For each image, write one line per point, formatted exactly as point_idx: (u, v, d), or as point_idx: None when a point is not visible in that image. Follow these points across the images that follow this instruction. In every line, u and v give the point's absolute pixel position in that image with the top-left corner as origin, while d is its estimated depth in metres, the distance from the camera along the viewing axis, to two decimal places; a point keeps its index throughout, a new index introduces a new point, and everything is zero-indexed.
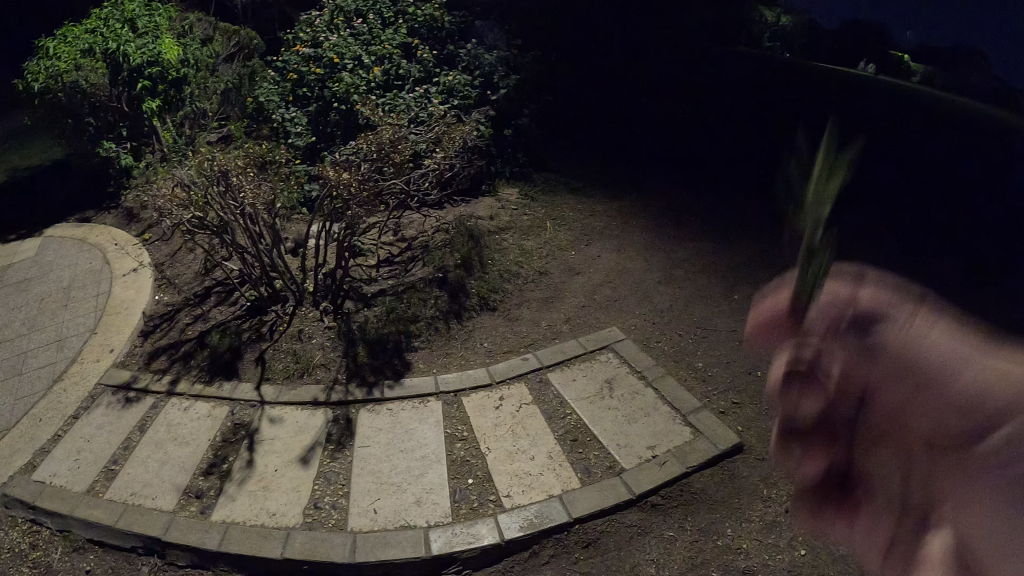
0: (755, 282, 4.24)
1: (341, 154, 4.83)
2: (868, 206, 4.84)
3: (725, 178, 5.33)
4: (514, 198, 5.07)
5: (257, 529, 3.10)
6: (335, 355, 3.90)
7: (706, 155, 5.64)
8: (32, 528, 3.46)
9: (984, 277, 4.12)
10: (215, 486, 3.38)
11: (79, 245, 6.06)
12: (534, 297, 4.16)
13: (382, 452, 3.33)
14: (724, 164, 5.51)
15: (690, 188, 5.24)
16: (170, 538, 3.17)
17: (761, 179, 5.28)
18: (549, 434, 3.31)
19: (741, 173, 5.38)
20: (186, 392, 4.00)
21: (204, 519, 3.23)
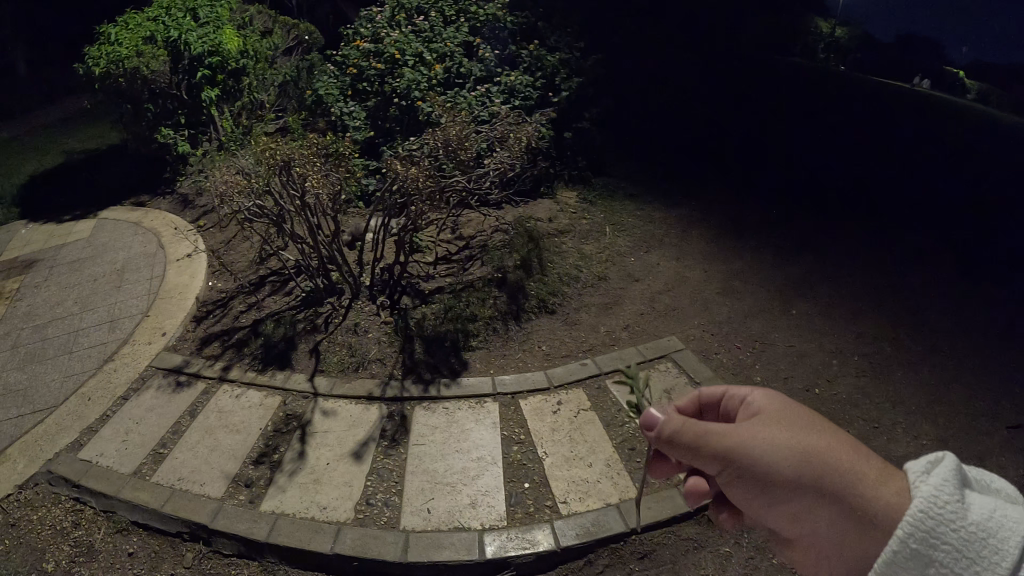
0: (815, 298, 4.13)
1: (405, 153, 4.83)
2: (935, 224, 4.67)
3: (783, 187, 5.24)
4: (572, 202, 5.02)
5: (307, 522, 3.08)
6: (391, 350, 3.85)
7: (766, 166, 5.52)
8: (76, 506, 3.48)
9: None
10: (265, 477, 3.39)
11: (133, 229, 6.13)
12: (593, 302, 4.08)
13: (436, 451, 3.27)
14: (782, 173, 5.41)
15: (748, 197, 5.16)
16: (217, 525, 3.17)
17: (819, 189, 5.17)
18: (607, 441, 3.21)
19: (799, 182, 5.28)
20: (239, 380, 4.01)
21: (252, 508, 3.23)
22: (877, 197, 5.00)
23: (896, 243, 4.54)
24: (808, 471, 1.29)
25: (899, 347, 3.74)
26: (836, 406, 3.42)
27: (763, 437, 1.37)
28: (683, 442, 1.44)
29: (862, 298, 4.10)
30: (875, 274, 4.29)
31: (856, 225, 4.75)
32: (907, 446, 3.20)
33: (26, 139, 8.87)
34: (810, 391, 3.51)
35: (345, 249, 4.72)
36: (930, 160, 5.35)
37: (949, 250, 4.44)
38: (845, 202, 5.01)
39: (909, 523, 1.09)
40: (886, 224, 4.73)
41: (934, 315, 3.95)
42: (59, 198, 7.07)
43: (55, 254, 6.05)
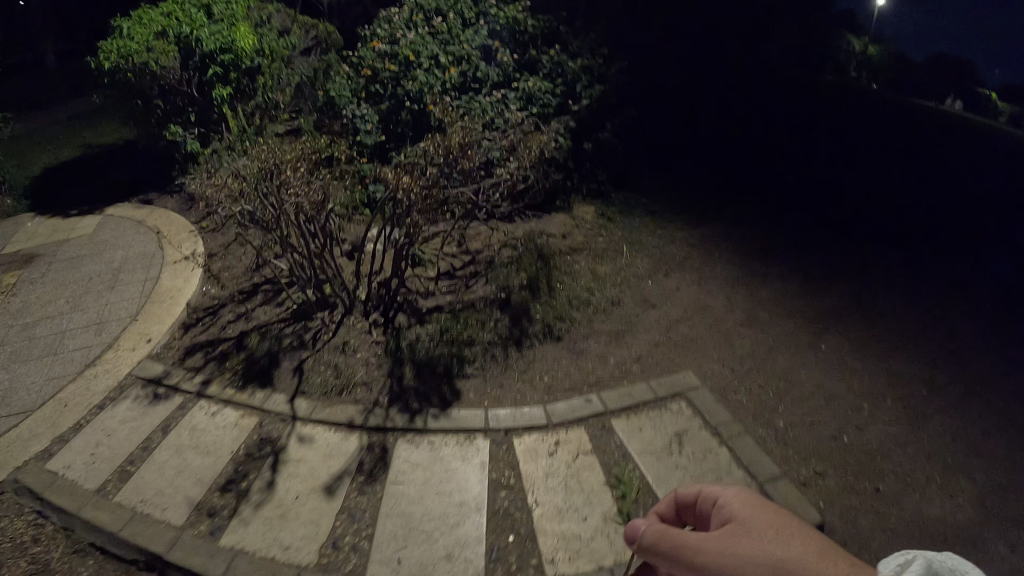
0: (846, 333, 3.71)
1: (407, 161, 4.54)
2: (982, 255, 4.24)
3: (816, 209, 4.84)
4: (589, 217, 4.67)
5: (266, 563, 2.76)
6: (379, 374, 3.52)
7: (803, 187, 5.10)
8: (37, 520, 3.18)
9: None
10: (230, 507, 3.08)
11: (137, 227, 5.90)
12: (603, 329, 3.71)
13: (416, 492, 2.93)
14: (816, 193, 5.00)
15: (778, 219, 4.76)
16: (172, 557, 2.86)
17: (856, 212, 4.75)
18: (607, 491, 2.82)
19: (835, 204, 4.87)
20: (217, 396, 3.71)
21: (211, 541, 2.91)
22: (920, 222, 4.58)
23: (940, 275, 4.10)
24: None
25: (936, 392, 3.31)
26: (864, 458, 3.00)
27: (741, 549, 1.14)
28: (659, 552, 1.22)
29: (901, 335, 3.67)
30: (915, 308, 3.86)
31: (896, 253, 4.33)
32: (942, 507, 2.77)
33: (46, 131, 8.74)
34: (837, 440, 3.09)
35: (343, 259, 4.42)
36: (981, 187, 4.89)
37: (998, 287, 3.98)
38: (886, 228, 4.57)
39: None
40: (930, 254, 4.29)
41: (978, 356, 3.51)
42: (69, 191, 6.89)
43: (56, 249, 5.83)
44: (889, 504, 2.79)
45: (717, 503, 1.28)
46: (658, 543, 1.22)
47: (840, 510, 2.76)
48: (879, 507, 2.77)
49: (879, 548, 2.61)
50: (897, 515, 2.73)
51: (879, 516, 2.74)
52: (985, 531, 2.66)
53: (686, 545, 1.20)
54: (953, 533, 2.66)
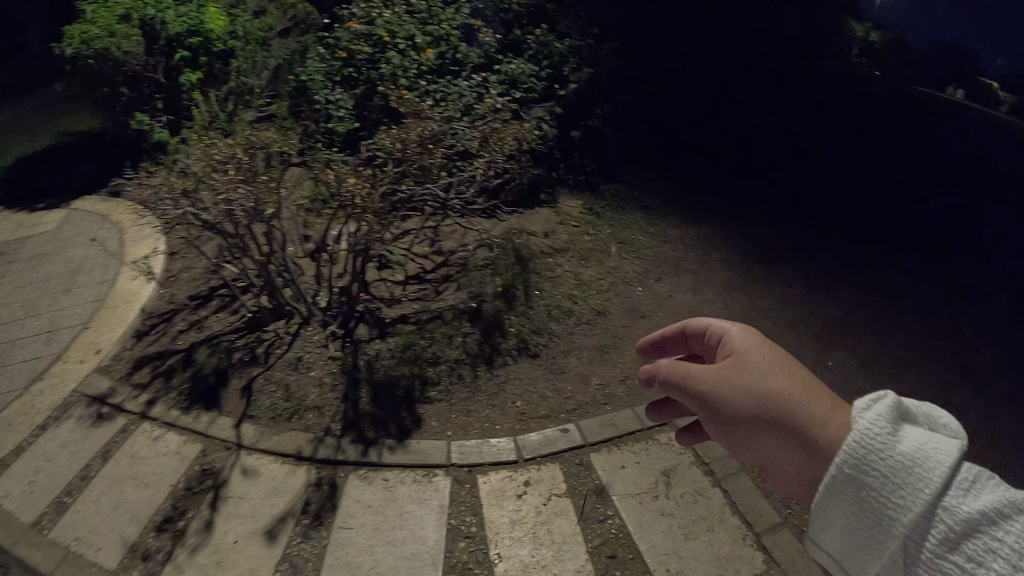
0: (856, 348, 3.34)
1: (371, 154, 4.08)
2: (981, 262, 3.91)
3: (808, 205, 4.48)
4: (576, 212, 4.29)
5: None
6: (334, 397, 3.12)
7: (815, 183, 4.69)
8: None
9: None
10: (165, 549, 2.66)
11: (101, 225, 5.47)
12: (586, 345, 3.33)
13: (365, 540, 2.56)
14: (809, 189, 4.65)
15: (771, 215, 4.39)
16: None
17: (849, 210, 4.40)
18: (581, 544, 2.46)
19: (828, 199, 4.52)
20: (161, 418, 3.24)
21: None
22: (916, 224, 4.23)
23: (964, 288, 3.74)
24: (787, 427, 1.09)
25: (955, 420, 2.96)
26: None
27: (741, 391, 1.16)
28: (672, 387, 1.27)
29: (918, 354, 3.30)
30: (935, 326, 3.48)
31: (916, 261, 3.94)
32: None
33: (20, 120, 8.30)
34: None
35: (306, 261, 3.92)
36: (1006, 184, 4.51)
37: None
38: (904, 230, 4.19)
39: (843, 455, 0.95)
40: (952, 263, 3.92)
41: (1001, 381, 3.15)
42: (33, 184, 6.53)
43: (16, 250, 5.36)
44: None
45: (731, 338, 1.26)
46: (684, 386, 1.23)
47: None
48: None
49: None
50: None
51: None
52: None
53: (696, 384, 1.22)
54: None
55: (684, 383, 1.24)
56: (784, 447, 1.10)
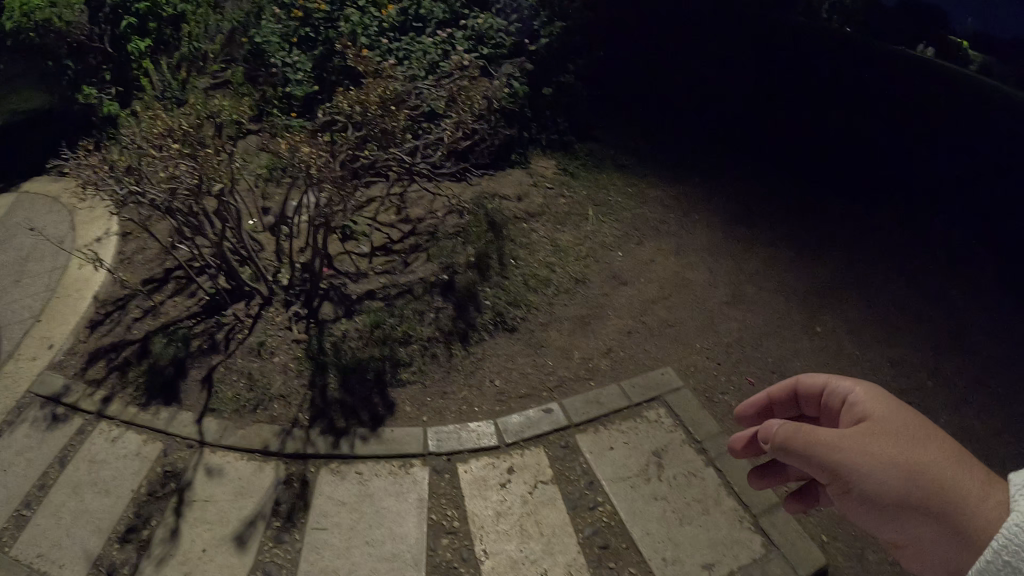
0: (844, 313, 3.29)
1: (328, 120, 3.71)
2: (945, 222, 3.85)
3: (783, 157, 4.33)
4: (549, 172, 3.98)
5: None
6: (299, 383, 2.81)
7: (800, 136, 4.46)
8: None
9: None
10: (131, 563, 2.35)
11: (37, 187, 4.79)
12: (567, 315, 3.11)
13: (342, 541, 2.33)
14: (783, 138, 4.47)
15: (748, 168, 4.24)
16: None
17: (821, 163, 4.27)
18: (570, 534, 2.32)
19: (802, 150, 4.36)
20: (118, 416, 2.82)
21: None
22: (884, 177, 4.14)
23: (956, 257, 3.65)
24: (930, 491, 1.27)
25: (939, 395, 2.95)
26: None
27: (879, 452, 1.33)
28: (793, 447, 1.40)
29: (913, 329, 3.23)
30: (927, 296, 3.40)
31: (905, 226, 3.82)
32: None
33: None
34: None
35: (264, 236, 3.55)
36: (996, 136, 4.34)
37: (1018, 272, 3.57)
38: (893, 192, 4.04)
39: (1001, 540, 1.04)
40: (942, 228, 3.81)
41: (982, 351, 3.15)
42: None
43: None
44: None
45: (856, 403, 1.47)
46: (812, 447, 1.37)
47: (847, 544, 2.36)
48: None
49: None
50: None
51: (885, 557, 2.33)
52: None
53: (823, 444, 1.37)
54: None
55: (810, 445, 1.37)
56: (922, 516, 1.27)
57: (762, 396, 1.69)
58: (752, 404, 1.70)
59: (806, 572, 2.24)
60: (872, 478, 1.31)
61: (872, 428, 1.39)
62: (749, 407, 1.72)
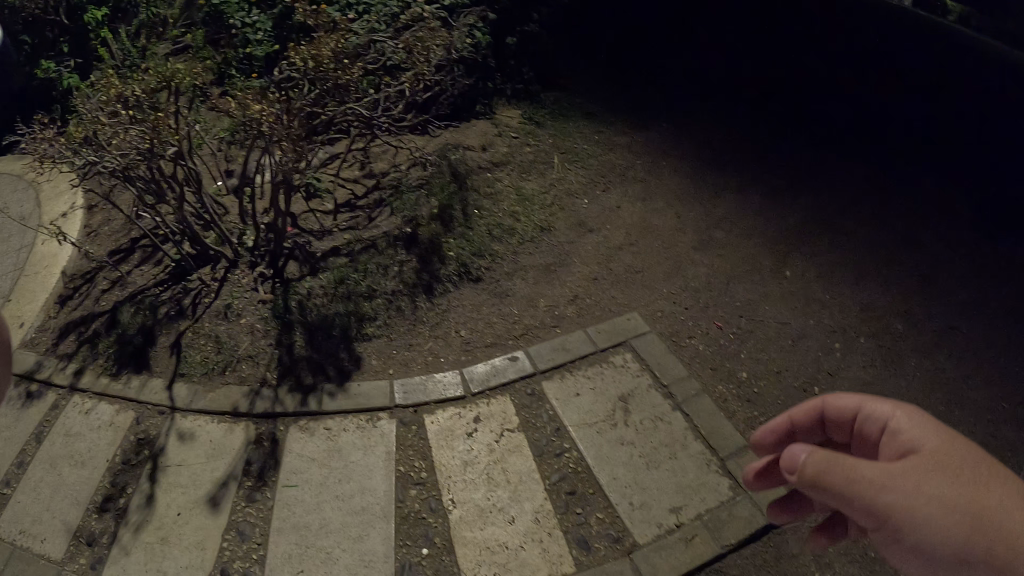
0: (811, 256, 3.29)
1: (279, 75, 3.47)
2: (900, 150, 3.88)
3: (750, 93, 4.28)
4: (514, 122, 3.87)
5: None
6: (265, 343, 2.79)
7: (775, 76, 4.37)
8: None
9: (1004, 272, 3.29)
10: (110, 531, 2.35)
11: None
12: (532, 264, 3.10)
13: (312, 498, 2.35)
14: (750, 73, 4.42)
15: (717, 106, 4.18)
16: None
17: (786, 96, 4.24)
18: (537, 481, 2.35)
19: (768, 86, 4.32)
20: (89, 387, 2.78)
21: None
22: (842, 106, 4.15)
23: (935, 195, 3.64)
24: (989, 542, 1.22)
25: (902, 332, 2.99)
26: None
27: (933, 496, 1.25)
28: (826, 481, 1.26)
29: (888, 273, 3.24)
30: (901, 238, 3.42)
31: (880, 166, 3.79)
32: None
33: None
34: (808, 394, 2.70)
35: (227, 198, 3.48)
36: (960, 82, 4.38)
37: (992, 208, 3.59)
38: (868, 131, 4.00)
39: None
40: (918, 166, 3.79)
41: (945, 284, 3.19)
42: None
43: None
44: None
45: (898, 431, 1.39)
46: (858, 485, 1.24)
47: None
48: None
49: None
50: None
51: None
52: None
53: (868, 485, 1.25)
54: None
55: (854, 482, 1.24)
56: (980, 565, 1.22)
57: (782, 420, 1.57)
58: (770, 430, 1.58)
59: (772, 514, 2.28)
60: (928, 524, 1.23)
61: (919, 465, 1.30)
62: (766, 433, 1.59)
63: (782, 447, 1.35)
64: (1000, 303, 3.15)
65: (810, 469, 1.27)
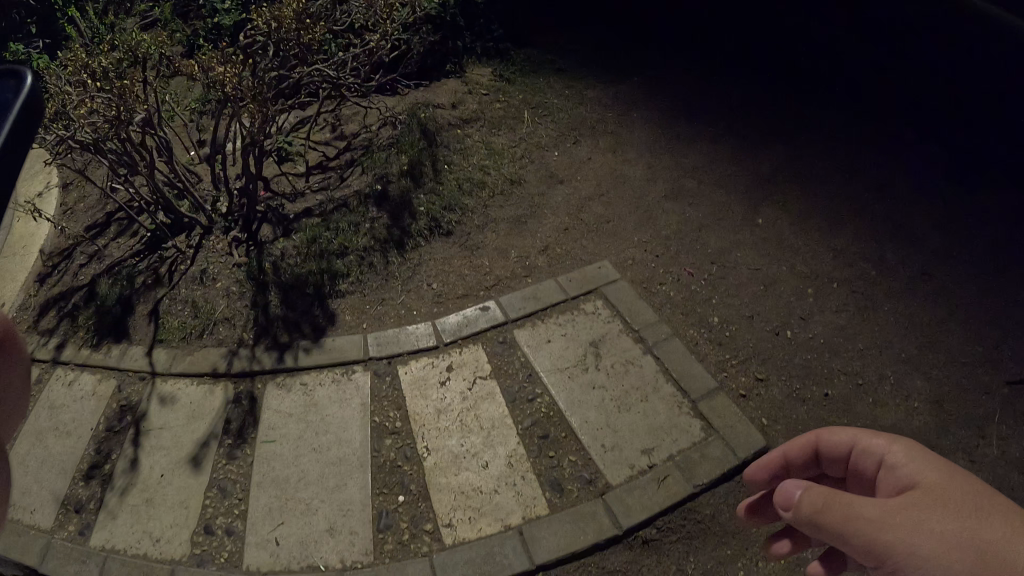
0: (784, 200, 3.30)
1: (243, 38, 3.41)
2: (870, 93, 3.90)
3: (720, 42, 4.28)
4: (484, 80, 3.87)
5: (137, 565, 2.19)
6: (241, 305, 2.81)
7: (744, 27, 4.38)
8: None
9: (974, 199, 3.30)
10: (97, 497, 2.37)
11: None
12: (503, 216, 3.13)
13: (291, 453, 2.39)
14: (719, 24, 4.42)
15: (687, 57, 4.18)
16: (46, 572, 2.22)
17: (755, 45, 4.25)
18: (510, 426, 2.40)
19: (738, 35, 4.33)
20: (71, 359, 2.78)
21: (80, 545, 2.26)
22: (812, 53, 4.16)
23: (904, 133, 3.64)
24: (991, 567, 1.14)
25: (876, 267, 3.01)
26: (810, 356, 2.68)
27: (925, 528, 1.21)
28: (823, 520, 1.27)
29: (859, 212, 3.25)
30: (873, 177, 3.42)
31: (851, 109, 3.80)
32: (896, 414, 2.53)
33: None
34: (779, 334, 2.73)
35: (200, 167, 3.48)
36: (927, 23, 4.40)
37: (962, 141, 3.59)
38: (838, 76, 4.01)
39: None
40: (887, 106, 3.80)
41: (915, 219, 3.22)
42: None
43: None
44: (839, 415, 2.51)
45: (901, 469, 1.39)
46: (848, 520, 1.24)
47: (785, 426, 2.46)
48: (828, 416, 2.50)
49: None
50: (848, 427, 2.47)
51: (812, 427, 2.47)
52: (943, 442, 2.46)
53: (856, 520, 1.24)
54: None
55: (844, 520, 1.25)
56: None
57: (777, 456, 1.63)
58: (767, 466, 1.64)
59: (744, 451, 2.32)
60: (919, 555, 1.18)
61: (918, 500, 1.28)
62: (763, 469, 1.66)
63: (778, 485, 1.38)
64: (972, 230, 3.17)
65: (805, 507, 1.30)
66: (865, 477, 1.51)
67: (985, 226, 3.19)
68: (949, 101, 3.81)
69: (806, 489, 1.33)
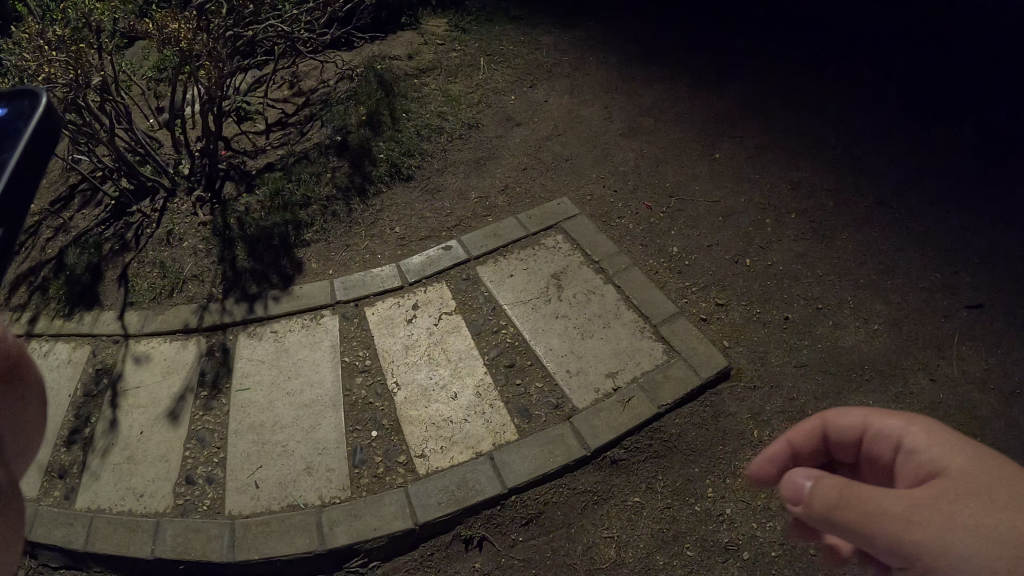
0: (740, 132, 3.36)
1: None
2: (818, 25, 3.96)
3: None
4: (439, 31, 3.89)
5: (123, 519, 2.22)
6: (209, 262, 2.84)
7: None
8: None
9: (921, 121, 3.40)
10: (78, 461, 2.39)
11: None
12: (462, 160, 3.17)
13: (264, 398, 2.44)
14: None
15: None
16: (32, 536, 2.24)
17: None
18: (476, 357, 2.47)
19: None
20: (42, 331, 2.77)
21: (65, 508, 2.28)
22: None
23: (852, 65, 3.71)
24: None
25: (829, 192, 3.09)
26: (770, 281, 2.74)
27: (961, 523, 1.06)
28: (841, 518, 1.10)
29: (811, 140, 3.32)
30: (823, 107, 3.49)
31: (801, 43, 3.86)
32: (854, 329, 2.61)
33: None
34: (739, 261, 2.80)
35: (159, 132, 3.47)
36: None
37: (908, 70, 3.66)
38: (787, 11, 4.07)
39: None
40: (835, 38, 3.87)
41: (864, 143, 3.30)
42: None
43: None
44: (799, 333, 2.59)
45: (925, 455, 1.22)
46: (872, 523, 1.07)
47: (748, 348, 2.52)
48: (789, 337, 2.57)
49: (785, 378, 2.45)
50: (807, 345, 2.55)
51: (770, 344, 2.55)
52: (900, 356, 2.54)
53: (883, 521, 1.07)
54: (870, 359, 2.52)
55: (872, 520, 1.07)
56: None
57: (781, 446, 1.40)
58: (769, 460, 1.41)
59: (706, 370, 2.39)
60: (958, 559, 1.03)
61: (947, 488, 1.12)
62: (765, 465, 1.42)
63: (783, 476, 1.20)
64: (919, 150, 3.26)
65: (818, 505, 1.13)
66: (885, 467, 1.31)
67: (932, 147, 3.28)
68: (894, 29, 3.89)
69: (818, 480, 1.15)
